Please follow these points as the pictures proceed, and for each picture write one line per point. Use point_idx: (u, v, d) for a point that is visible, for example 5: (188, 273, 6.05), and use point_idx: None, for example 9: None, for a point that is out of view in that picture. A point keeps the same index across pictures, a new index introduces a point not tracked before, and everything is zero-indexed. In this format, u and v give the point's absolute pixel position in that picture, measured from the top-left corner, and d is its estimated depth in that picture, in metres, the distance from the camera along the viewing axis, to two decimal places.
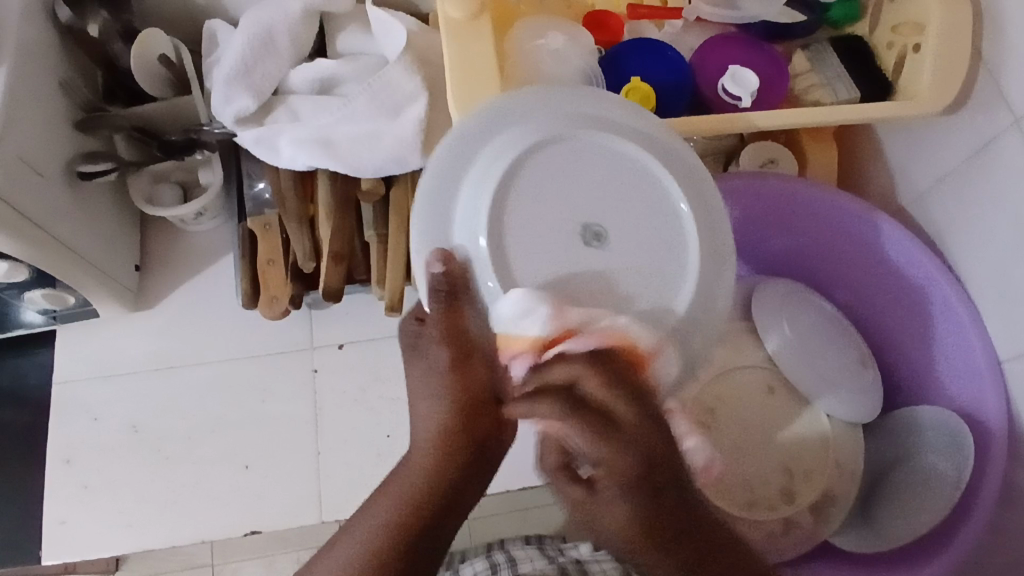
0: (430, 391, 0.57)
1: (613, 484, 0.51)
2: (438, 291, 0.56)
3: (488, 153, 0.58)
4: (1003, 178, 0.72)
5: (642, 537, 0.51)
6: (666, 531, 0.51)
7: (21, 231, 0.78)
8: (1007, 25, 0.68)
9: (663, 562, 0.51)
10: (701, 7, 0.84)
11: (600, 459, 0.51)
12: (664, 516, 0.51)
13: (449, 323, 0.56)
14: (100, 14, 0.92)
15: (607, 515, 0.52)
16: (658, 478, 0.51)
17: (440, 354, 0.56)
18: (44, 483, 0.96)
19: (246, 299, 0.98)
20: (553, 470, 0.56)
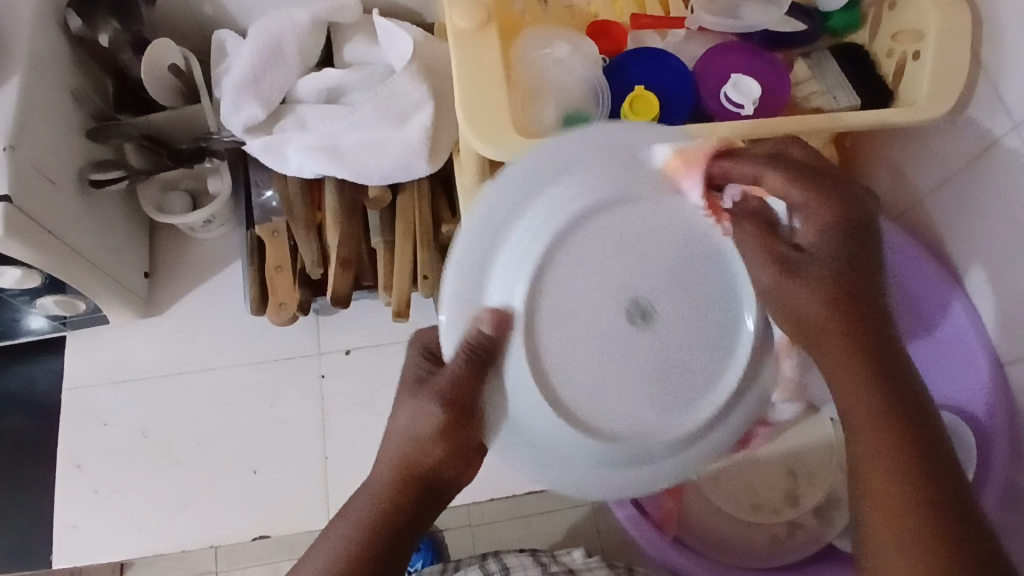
0: (409, 430, 0.55)
1: (819, 241, 0.51)
2: (467, 355, 0.53)
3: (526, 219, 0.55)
4: (1002, 183, 0.73)
5: (841, 329, 0.50)
6: (865, 334, 0.50)
7: (35, 238, 0.79)
8: (1006, 32, 0.70)
9: (863, 369, 0.50)
10: (703, 17, 0.86)
11: (805, 214, 0.51)
12: (871, 313, 0.50)
13: (461, 386, 0.53)
14: (111, 24, 0.92)
15: (805, 239, 0.51)
16: (865, 286, 0.50)
17: (435, 415, 0.53)
18: (55, 488, 0.97)
19: (254, 305, 0.99)
20: (746, 247, 0.54)
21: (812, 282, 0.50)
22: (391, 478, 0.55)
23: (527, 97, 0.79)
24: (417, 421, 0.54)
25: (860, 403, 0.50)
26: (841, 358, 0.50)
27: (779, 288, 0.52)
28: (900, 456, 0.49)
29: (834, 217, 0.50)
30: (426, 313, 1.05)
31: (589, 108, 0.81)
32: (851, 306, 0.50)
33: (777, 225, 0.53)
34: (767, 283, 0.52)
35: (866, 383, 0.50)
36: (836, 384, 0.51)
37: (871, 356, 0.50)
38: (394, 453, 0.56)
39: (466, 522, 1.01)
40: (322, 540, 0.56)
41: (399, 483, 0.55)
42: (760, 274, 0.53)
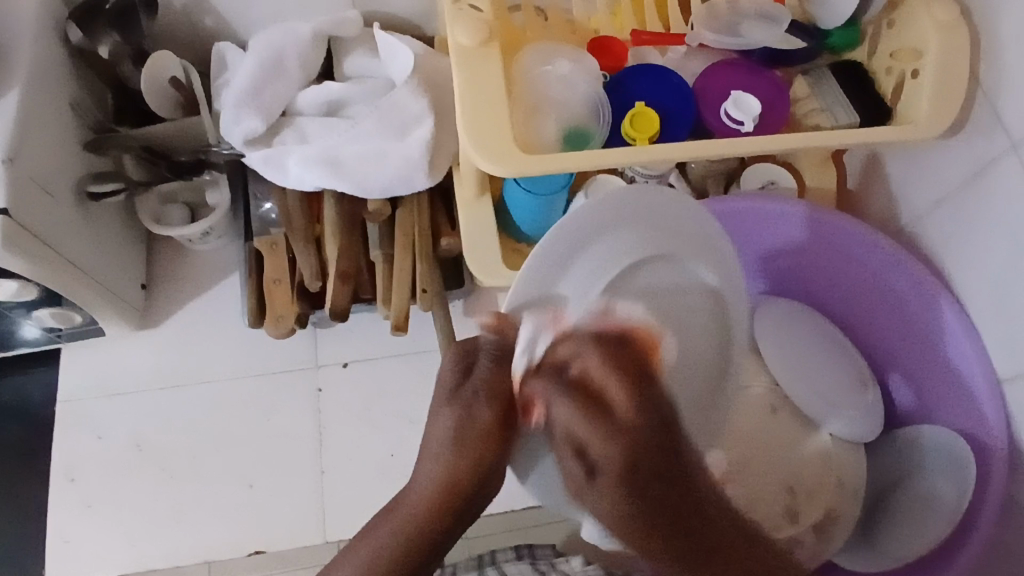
0: (450, 438, 0.58)
1: (617, 476, 0.50)
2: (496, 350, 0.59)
3: (591, 256, 0.61)
4: (999, 203, 0.74)
5: (635, 529, 0.50)
6: (661, 530, 0.50)
7: (32, 251, 0.79)
8: (1005, 53, 0.70)
9: (662, 553, 0.51)
10: (703, 34, 0.86)
11: (610, 445, 0.51)
12: (671, 502, 0.51)
13: (510, 387, 0.58)
14: (112, 37, 0.92)
15: (605, 457, 0.50)
16: (671, 478, 0.51)
17: (487, 413, 0.58)
18: (48, 502, 0.96)
19: (252, 318, 0.98)
20: (568, 418, 0.52)
21: (610, 489, 0.50)
22: (440, 481, 0.58)
23: (528, 113, 0.79)
24: (458, 426, 0.58)
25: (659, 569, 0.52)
26: (641, 542, 0.51)
27: (585, 489, 0.52)
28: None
29: (596, 358, 0.53)
30: (425, 326, 1.04)
31: (590, 123, 0.81)
32: (641, 471, 0.50)
33: (589, 411, 0.51)
34: (571, 489, 0.54)
35: (671, 562, 0.51)
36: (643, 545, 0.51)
37: (682, 548, 0.51)
38: (443, 459, 0.58)
39: (463, 537, 1.00)
40: (373, 531, 0.59)
41: (447, 487, 0.58)
42: (567, 467, 0.53)
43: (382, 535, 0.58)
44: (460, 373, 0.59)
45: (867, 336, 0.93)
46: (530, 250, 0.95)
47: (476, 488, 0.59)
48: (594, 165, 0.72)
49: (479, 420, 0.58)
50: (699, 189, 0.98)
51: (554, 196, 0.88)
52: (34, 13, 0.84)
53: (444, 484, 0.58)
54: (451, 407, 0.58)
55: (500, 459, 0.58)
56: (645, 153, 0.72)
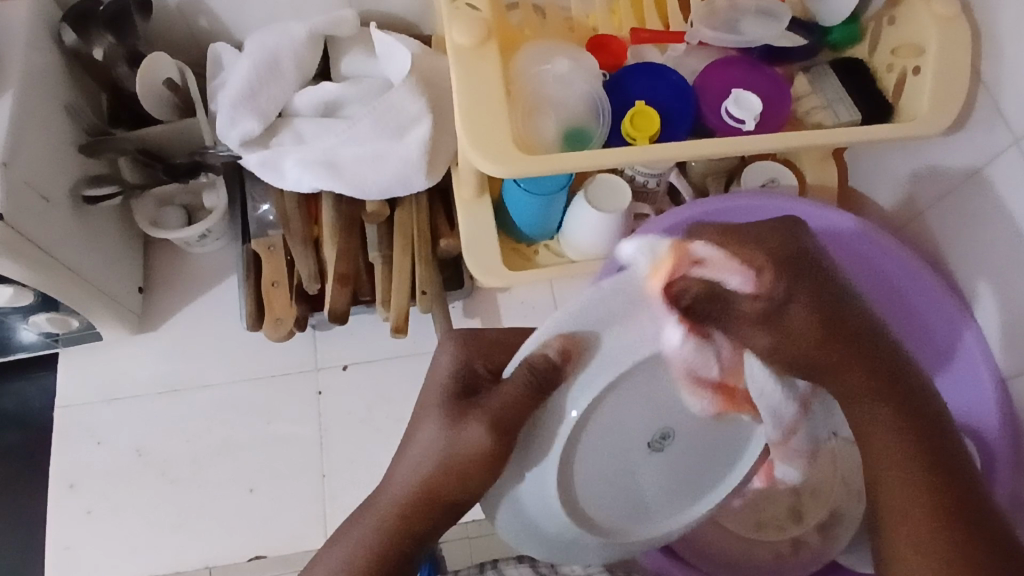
0: (437, 453, 0.55)
1: (802, 322, 0.55)
2: (530, 377, 0.53)
3: (610, 345, 0.54)
4: (1000, 199, 0.74)
5: (832, 342, 0.56)
6: (853, 351, 0.57)
7: (26, 254, 0.78)
8: (1007, 49, 0.70)
9: (867, 379, 0.58)
10: (703, 31, 0.84)
11: (769, 287, 0.55)
12: (872, 354, 0.58)
13: (511, 412, 0.53)
14: (106, 38, 0.90)
15: (797, 312, 0.55)
16: (857, 330, 0.57)
17: (478, 437, 0.53)
18: (47, 509, 0.96)
19: (250, 321, 0.97)
20: (750, 321, 0.55)
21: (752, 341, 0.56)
22: (415, 486, 0.56)
23: (527, 113, 0.79)
24: (448, 448, 0.54)
25: (883, 418, 0.58)
26: (859, 379, 0.58)
27: (775, 330, 0.55)
28: (870, 387, 0.58)
29: (795, 277, 0.55)
30: (425, 327, 1.04)
31: (590, 124, 0.80)
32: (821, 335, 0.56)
33: (739, 300, 0.55)
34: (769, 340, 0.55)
35: (876, 393, 0.58)
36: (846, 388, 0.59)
37: (885, 380, 0.59)
38: (418, 470, 0.56)
39: (468, 537, 0.99)
40: (342, 539, 0.58)
41: (422, 494, 0.56)
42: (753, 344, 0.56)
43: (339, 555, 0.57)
44: (461, 380, 0.58)
45: None
46: (530, 249, 0.95)
47: (452, 501, 0.56)
48: (596, 165, 0.71)
49: (477, 447, 0.53)
50: (699, 188, 0.97)
51: (552, 195, 0.87)
52: (27, 16, 0.83)
53: (419, 489, 0.56)
54: (442, 418, 0.55)
55: (484, 482, 0.55)
56: (645, 154, 0.71)
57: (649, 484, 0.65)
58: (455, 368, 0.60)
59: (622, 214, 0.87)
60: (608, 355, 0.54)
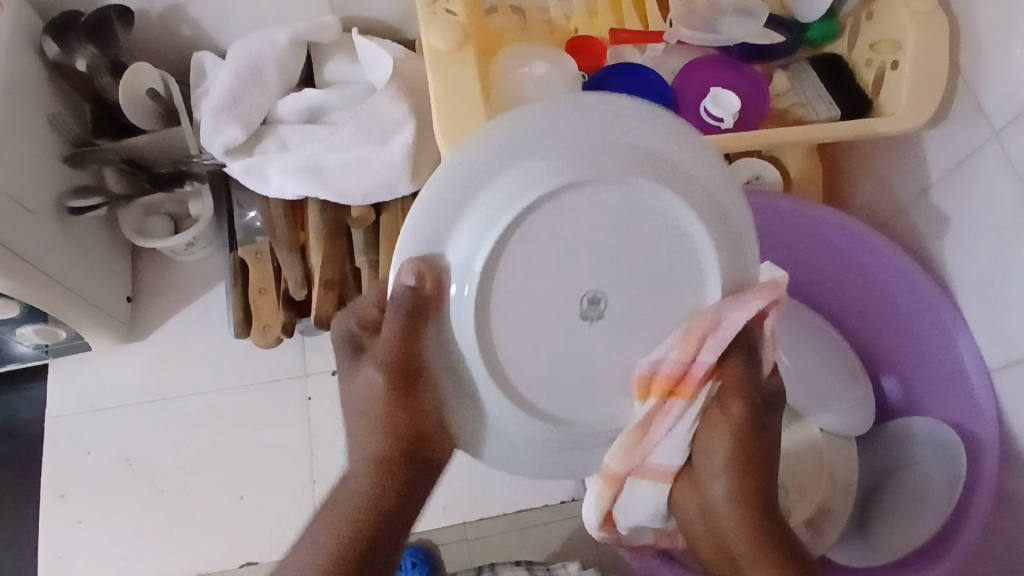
0: (357, 415, 0.59)
1: (749, 432, 0.59)
2: (398, 303, 0.50)
3: (488, 194, 0.50)
4: (981, 192, 0.74)
5: (749, 468, 0.60)
6: (761, 484, 0.61)
7: (10, 267, 0.79)
8: (985, 43, 0.70)
9: (756, 512, 0.60)
10: (681, 31, 0.86)
11: (759, 383, 0.58)
12: (761, 493, 0.61)
13: (402, 349, 0.53)
14: (88, 49, 0.90)
15: (763, 421, 0.59)
16: (766, 471, 0.61)
17: (371, 379, 0.57)
18: (38, 519, 0.96)
19: (237, 328, 0.98)
20: (733, 385, 0.57)
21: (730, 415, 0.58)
22: (369, 455, 0.58)
23: None
24: (364, 396, 0.57)
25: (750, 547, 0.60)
26: (746, 501, 0.60)
27: (746, 416, 0.58)
28: (757, 521, 0.60)
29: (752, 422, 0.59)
30: None
31: None
32: (751, 473, 0.60)
33: (761, 369, 0.58)
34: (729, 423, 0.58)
35: (763, 528, 0.60)
36: (739, 505, 0.60)
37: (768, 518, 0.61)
38: (364, 437, 0.58)
39: (461, 540, 0.99)
40: (304, 542, 0.58)
41: (376, 462, 0.58)
42: (724, 409, 0.58)
43: (308, 555, 0.56)
44: (346, 342, 0.59)
45: (867, 338, 0.91)
46: None
47: (404, 455, 0.58)
48: None
49: (375, 386, 0.56)
50: None
51: None
52: (9, 29, 0.83)
53: (370, 453, 0.58)
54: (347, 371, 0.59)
55: (411, 424, 0.57)
56: None
57: (592, 379, 0.57)
58: (343, 331, 0.59)
59: None
60: (497, 197, 0.50)
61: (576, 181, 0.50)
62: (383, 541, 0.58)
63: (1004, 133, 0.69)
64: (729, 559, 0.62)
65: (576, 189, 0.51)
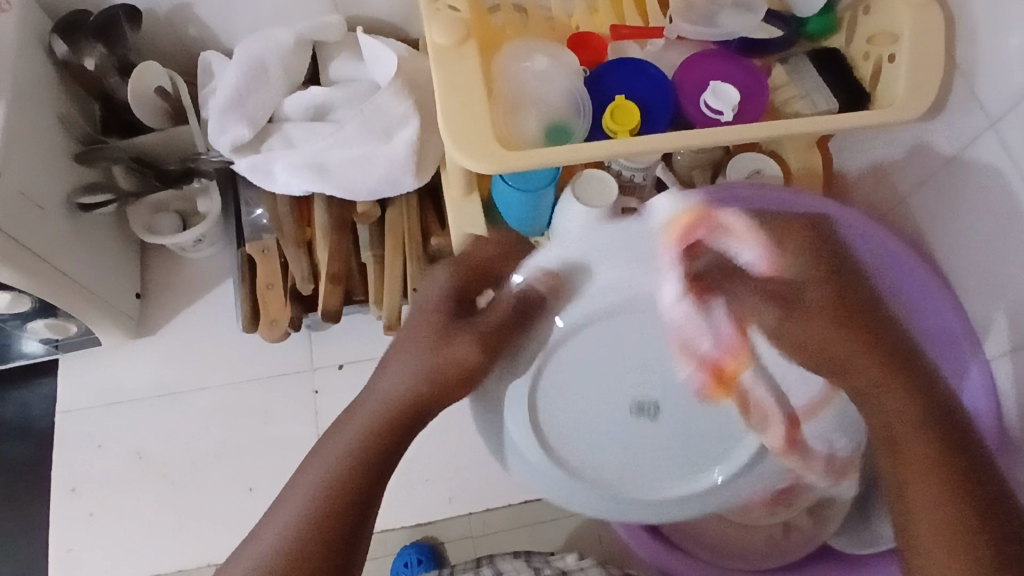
0: (418, 365, 0.65)
1: (830, 297, 0.58)
2: (514, 305, 0.66)
3: (621, 258, 0.66)
4: (979, 182, 0.75)
5: (861, 327, 0.58)
6: (885, 346, 0.58)
7: (22, 262, 0.80)
8: (980, 34, 0.71)
9: (885, 364, 0.58)
10: (680, 26, 0.86)
11: (803, 254, 0.58)
12: (888, 351, 0.58)
13: (494, 330, 0.66)
14: (97, 49, 0.92)
15: (828, 279, 0.58)
16: (876, 317, 0.59)
17: (465, 351, 0.65)
18: (50, 512, 0.97)
19: (246, 323, 0.99)
20: (793, 263, 0.58)
21: (812, 299, 0.58)
22: (395, 399, 0.64)
23: (509, 111, 0.80)
24: (436, 357, 0.65)
25: (904, 407, 0.57)
26: (875, 372, 0.58)
27: (810, 290, 0.58)
28: (894, 379, 0.58)
29: (813, 273, 0.58)
30: None
31: (572, 119, 0.82)
32: (839, 327, 0.58)
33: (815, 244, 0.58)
34: (787, 296, 0.59)
35: (899, 387, 0.58)
36: (876, 378, 0.58)
37: (896, 363, 0.58)
38: (399, 388, 0.65)
39: (468, 532, 1.01)
40: (300, 478, 0.60)
41: (401, 406, 0.64)
42: (807, 292, 0.58)
43: (309, 480, 0.59)
44: (451, 294, 0.68)
45: None
46: None
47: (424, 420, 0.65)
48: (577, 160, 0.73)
49: (461, 358, 0.65)
50: (686, 182, 0.98)
51: (543, 190, 0.88)
52: (18, 28, 0.85)
53: (396, 398, 0.64)
54: (441, 333, 0.66)
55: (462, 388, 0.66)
56: (628, 147, 0.73)
57: (659, 469, 0.76)
58: (447, 290, 0.69)
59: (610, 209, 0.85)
60: (620, 263, 0.66)
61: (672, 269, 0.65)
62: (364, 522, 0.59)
63: (1000, 123, 0.70)
64: (898, 456, 0.57)
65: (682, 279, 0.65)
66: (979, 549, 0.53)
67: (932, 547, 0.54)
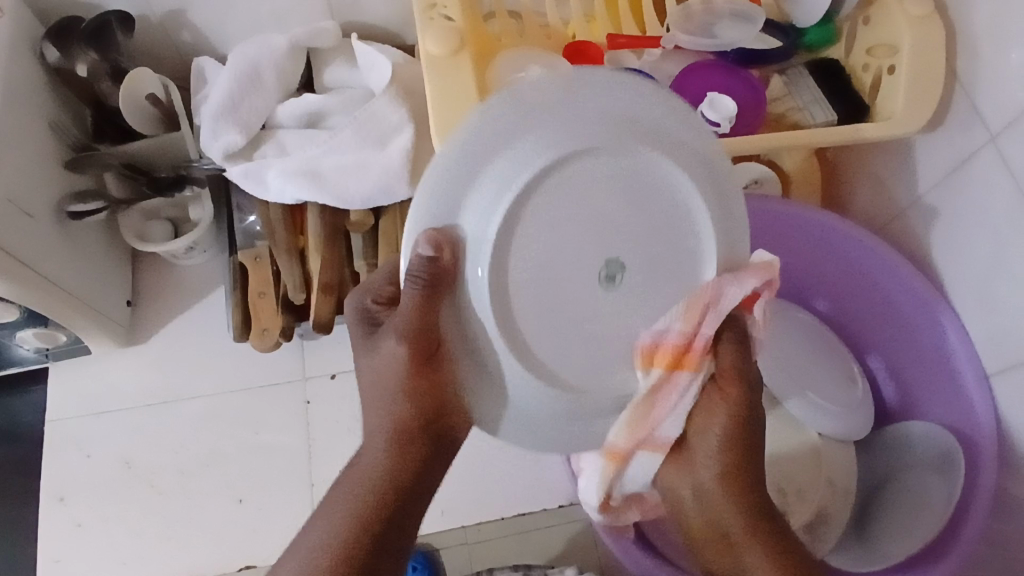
0: (380, 390, 0.58)
1: (731, 402, 0.58)
2: (417, 283, 0.51)
3: (496, 168, 0.52)
4: (978, 197, 0.74)
5: (738, 448, 0.59)
6: (750, 469, 0.60)
7: (10, 271, 0.79)
8: (980, 46, 0.70)
9: (746, 488, 0.60)
10: (679, 36, 0.86)
11: (729, 349, 0.57)
12: (751, 479, 0.60)
13: (424, 318, 0.53)
14: (89, 55, 0.90)
15: (743, 386, 0.58)
16: (757, 448, 0.60)
17: (395, 352, 0.55)
18: (38, 521, 0.96)
19: (237, 332, 0.98)
20: (722, 350, 0.57)
21: (723, 389, 0.58)
22: (387, 426, 0.59)
23: None
24: (384, 382, 0.58)
25: (748, 536, 0.59)
26: (732, 491, 0.59)
27: (715, 384, 0.58)
28: (740, 512, 0.59)
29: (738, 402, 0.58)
30: None
31: None
32: (746, 483, 0.60)
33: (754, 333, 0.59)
34: (705, 394, 0.58)
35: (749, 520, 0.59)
36: (732, 501, 0.59)
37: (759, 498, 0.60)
38: (379, 412, 0.59)
39: (461, 543, 1.00)
40: (327, 507, 0.58)
41: (397, 431, 0.59)
42: (716, 365, 0.58)
43: (332, 521, 0.57)
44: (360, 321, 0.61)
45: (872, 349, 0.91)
46: None
47: (429, 420, 0.58)
48: None
49: (399, 359, 0.55)
50: None
51: None
52: (9, 34, 0.84)
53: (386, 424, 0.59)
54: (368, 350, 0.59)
55: (435, 390, 0.57)
56: None
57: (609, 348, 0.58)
58: (354, 316, 0.62)
59: None
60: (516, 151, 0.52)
61: (593, 145, 0.53)
62: (397, 537, 0.58)
63: (1000, 137, 0.70)
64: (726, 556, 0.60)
65: (597, 151, 0.53)
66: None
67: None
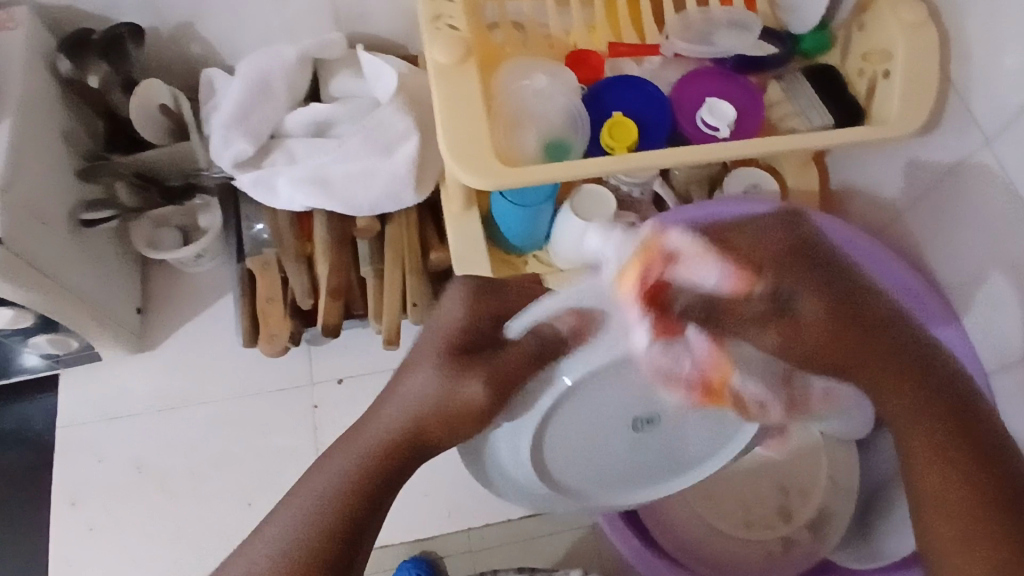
0: (432, 386, 0.59)
1: (810, 301, 0.56)
2: (533, 342, 0.61)
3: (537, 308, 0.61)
4: (974, 198, 0.75)
5: (840, 326, 0.56)
6: (875, 339, 0.57)
7: (25, 276, 0.81)
8: (973, 52, 0.72)
9: (880, 368, 0.58)
10: (678, 44, 0.87)
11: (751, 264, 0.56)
12: (885, 344, 0.57)
13: (514, 360, 0.61)
14: (101, 66, 0.92)
15: (802, 281, 0.56)
16: (873, 319, 0.57)
17: (480, 388, 0.59)
18: (50, 525, 0.97)
19: (247, 336, 1.00)
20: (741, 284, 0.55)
21: (798, 285, 0.56)
22: (402, 428, 0.59)
23: (509, 127, 0.82)
24: (442, 385, 0.59)
25: (906, 408, 0.58)
26: (873, 374, 0.58)
27: (786, 293, 0.56)
28: (903, 385, 0.59)
29: (807, 271, 0.56)
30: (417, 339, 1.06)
31: (570, 136, 0.83)
32: (862, 353, 0.57)
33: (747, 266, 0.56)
34: (778, 319, 0.57)
35: (912, 390, 0.58)
36: (888, 380, 0.58)
37: (893, 359, 0.57)
38: (411, 407, 0.59)
39: (466, 547, 1.01)
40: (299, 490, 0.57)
41: (410, 434, 0.59)
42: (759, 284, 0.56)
43: (305, 498, 0.55)
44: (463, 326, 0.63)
45: None
46: (519, 260, 0.96)
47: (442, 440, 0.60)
48: (582, 173, 0.73)
49: (480, 388, 0.59)
50: (683, 197, 0.98)
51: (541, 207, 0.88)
52: (23, 45, 0.86)
53: (406, 423, 0.59)
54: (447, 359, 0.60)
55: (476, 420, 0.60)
56: (630, 162, 0.73)
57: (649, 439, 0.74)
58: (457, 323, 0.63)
59: (608, 221, 0.88)
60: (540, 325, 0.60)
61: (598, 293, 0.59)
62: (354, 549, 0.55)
63: (995, 139, 0.71)
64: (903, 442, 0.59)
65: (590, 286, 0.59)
66: (980, 504, 0.55)
67: (934, 511, 0.57)
